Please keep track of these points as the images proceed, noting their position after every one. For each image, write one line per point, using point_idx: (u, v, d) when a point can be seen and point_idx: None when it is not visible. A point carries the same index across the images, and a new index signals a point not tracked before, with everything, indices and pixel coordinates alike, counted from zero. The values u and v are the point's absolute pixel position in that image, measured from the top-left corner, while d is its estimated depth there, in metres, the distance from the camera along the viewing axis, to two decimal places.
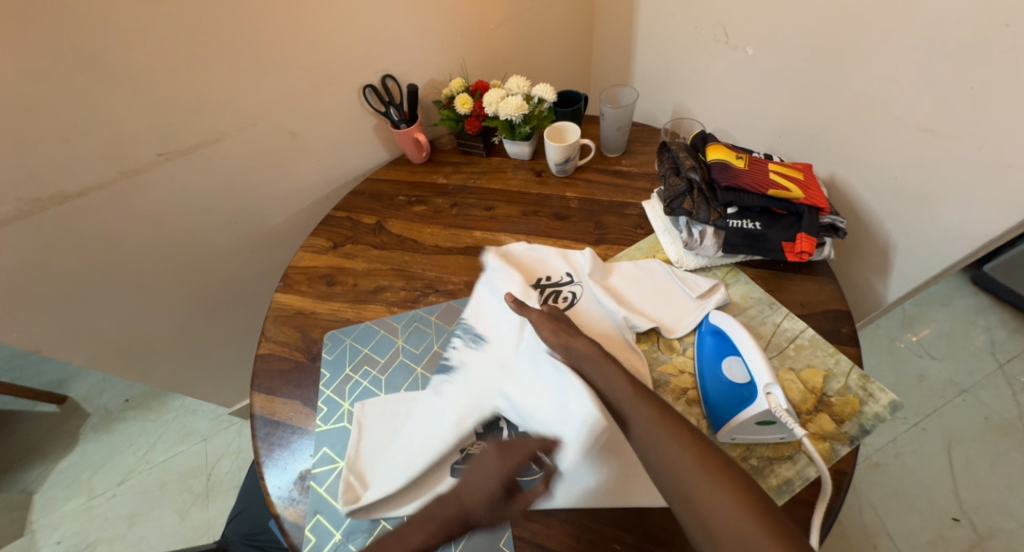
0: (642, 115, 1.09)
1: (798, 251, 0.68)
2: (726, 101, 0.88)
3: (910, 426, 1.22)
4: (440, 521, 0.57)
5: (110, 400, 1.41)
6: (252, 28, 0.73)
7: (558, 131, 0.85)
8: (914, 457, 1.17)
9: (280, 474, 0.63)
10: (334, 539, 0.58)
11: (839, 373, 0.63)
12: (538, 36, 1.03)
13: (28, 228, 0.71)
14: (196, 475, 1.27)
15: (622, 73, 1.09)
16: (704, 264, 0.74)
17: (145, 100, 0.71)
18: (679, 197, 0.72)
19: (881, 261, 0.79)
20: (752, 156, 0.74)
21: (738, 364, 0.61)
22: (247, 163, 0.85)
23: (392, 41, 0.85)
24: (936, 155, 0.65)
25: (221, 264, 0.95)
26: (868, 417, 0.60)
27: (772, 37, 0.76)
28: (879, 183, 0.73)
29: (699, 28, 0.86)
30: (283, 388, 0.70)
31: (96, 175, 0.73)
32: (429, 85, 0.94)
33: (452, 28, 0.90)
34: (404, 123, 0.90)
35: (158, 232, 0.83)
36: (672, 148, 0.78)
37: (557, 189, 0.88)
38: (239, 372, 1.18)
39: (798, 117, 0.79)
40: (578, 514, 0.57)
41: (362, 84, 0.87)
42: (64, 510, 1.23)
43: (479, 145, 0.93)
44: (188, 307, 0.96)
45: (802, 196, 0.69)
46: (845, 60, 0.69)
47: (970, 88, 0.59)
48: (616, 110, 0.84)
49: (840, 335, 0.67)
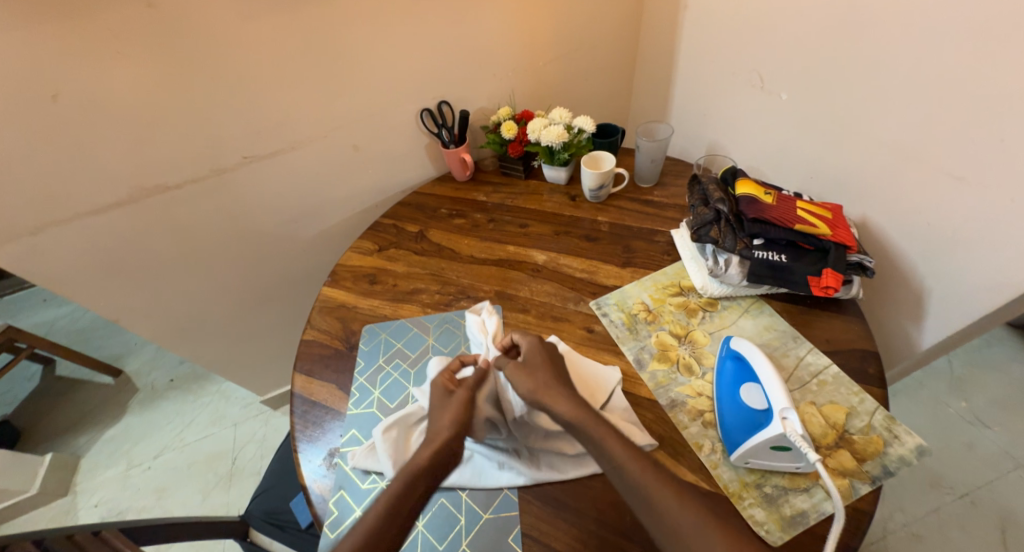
0: (678, 151, 1.13)
1: (823, 287, 0.68)
2: (758, 141, 0.92)
3: (957, 496, 1.17)
4: (454, 510, 0.61)
5: (158, 378, 1.55)
6: (331, 55, 0.82)
7: (595, 159, 0.91)
8: (959, 530, 1.13)
9: (313, 449, 0.68)
10: (354, 514, 0.62)
11: (863, 412, 0.63)
12: (583, 74, 1.10)
13: (131, 212, 0.82)
14: (222, 458, 1.37)
15: (660, 110, 1.15)
16: (729, 293, 0.75)
17: (242, 111, 0.81)
18: (706, 225, 0.74)
19: (915, 308, 0.78)
20: (780, 193, 0.75)
21: (755, 391, 0.61)
22: (312, 170, 0.95)
23: (450, 72, 0.95)
24: (966, 206, 0.66)
25: (277, 259, 1.05)
26: (892, 459, 0.59)
27: (807, 83, 0.79)
28: (911, 229, 0.74)
29: (736, 73, 0.91)
30: (321, 372, 0.77)
31: (191, 171, 0.83)
32: (479, 112, 1.03)
33: (505, 62, 0.99)
34: (453, 144, 0.99)
35: (230, 225, 0.93)
36: (703, 181, 0.80)
37: (589, 213, 0.92)
38: (279, 361, 1.27)
39: (828, 160, 0.81)
40: (586, 519, 0.58)
41: (420, 108, 0.97)
42: (105, 476, 1.35)
43: (518, 168, 1.00)
44: (246, 294, 1.06)
45: (829, 233, 0.69)
46: (875, 109, 0.72)
47: (1001, 141, 0.60)
48: (652, 143, 0.88)
49: (866, 375, 0.66)
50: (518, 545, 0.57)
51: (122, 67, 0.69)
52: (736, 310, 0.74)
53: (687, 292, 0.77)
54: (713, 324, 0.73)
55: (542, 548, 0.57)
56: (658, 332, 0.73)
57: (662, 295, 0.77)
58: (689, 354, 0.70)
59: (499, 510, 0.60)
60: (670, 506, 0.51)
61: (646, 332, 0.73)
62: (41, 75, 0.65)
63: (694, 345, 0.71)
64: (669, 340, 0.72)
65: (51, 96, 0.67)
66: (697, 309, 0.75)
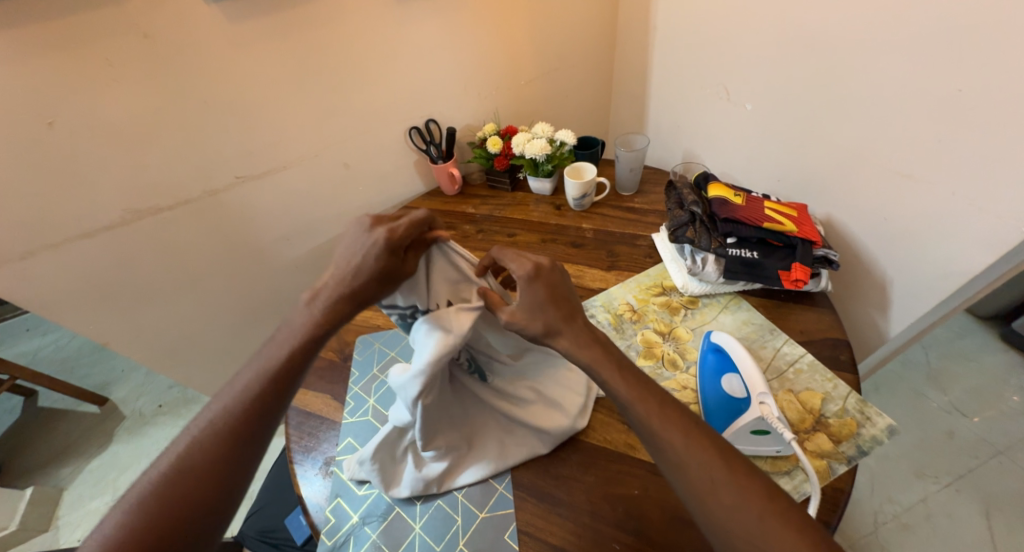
0: (656, 161, 1.19)
1: (793, 280, 0.73)
2: (730, 149, 0.98)
3: (942, 486, 1.21)
4: (451, 511, 0.62)
5: (145, 405, 1.52)
6: (321, 79, 0.86)
7: (577, 169, 0.95)
8: (948, 519, 1.17)
9: (309, 460, 0.69)
10: (351, 521, 0.63)
11: (837, 397, 0.66)
12: (563, 91, 1.16)
13: (124, 234, 0.84)
14: None
15: (637, 123, 1.21)
16: (708, 290, 0.79)
17: (235, 133, 0.84)
18: (682, 227, 0.78)
19: (882, 299, 0.83)
20: (750, 195, 0.80)
21: (736, 381, 0.66)
22: (303, 188, 0.98)
23: (435, 92, 0.99)
24: (915, 201, 0.72)
25: (269, 276, 1.06)
26: (866, 439, 0.62)
27: (767, 95, 0.86)
28: (871, 226, 0.79)
29: (704, 87, 0.97)
30: (317, 383, 0.78)
31: (185, 192, 0.86)
32: (464, 129, 1.08)
33: (487, 82, 1.04)
34: (441, 159, 1.03)
35: (222, 243, 0.95)
36: (678, 187, 0.85)
37: (574, 221, 0.96)
38: None
39: (793, 165, 0.87)
40: (580, 513, 0.60)
41: (408, 126, 1.01)
42: (91, 507, 1.32)
43: (505, 181, 1.04)
44: (238, 313, 1.07)
45: (796, 230, 0.74)
46: (829, 115, 0.78)
47: (938, 142, 0.66)
48: (630, 153, 0.93)
49: (838, 361, 0.70)
50: (514, 542, 0.59)
51: (118, 94, 0.72)
52: (716, 306, 0.78)
53: (669, 292, 0.81)
54: (695, 321, 0.77)
55: (538, 542, 0.59)
56: (643, 330, 0.76)
57: (646, 295, 0.81)
58: (673, 350, 0.74)
59: (495, 509, 0.62)
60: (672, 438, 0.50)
61: (632, 331, 0.76)
62: (40, 102, 0.67)
63: (677, 341, 0.75)
64: (654, 338, 0.75)
65: (47, 123, 0.69)
66: (679, 307, 0.79)
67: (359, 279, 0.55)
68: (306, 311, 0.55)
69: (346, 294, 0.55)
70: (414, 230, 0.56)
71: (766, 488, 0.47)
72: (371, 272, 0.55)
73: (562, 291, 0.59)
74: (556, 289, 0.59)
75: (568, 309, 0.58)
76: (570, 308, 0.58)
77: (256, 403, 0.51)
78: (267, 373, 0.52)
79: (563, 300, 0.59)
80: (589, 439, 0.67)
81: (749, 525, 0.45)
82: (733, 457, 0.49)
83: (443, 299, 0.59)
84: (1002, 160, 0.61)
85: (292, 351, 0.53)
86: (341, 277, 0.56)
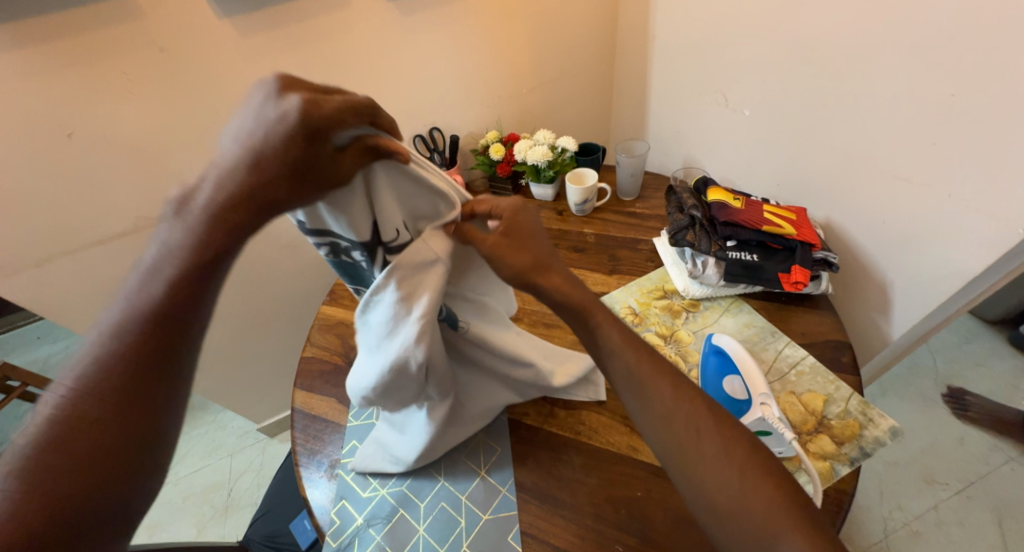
0: (657, 167, 1.20)
1: (793, 282, 0.73)
2: (730, 155, 0.99)
3: (952, 492, 1.20)
4: (454, 512, 0.63)
5: None
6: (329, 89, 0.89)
7: (578, 175, 0.97)
8: (960, 526, 1.15)
9: (313, 462, 0.70)
10: (355, 522, 0.63)
11: (839, 399, 0.66)
12: (564, 99, 1.18)
13: (136, 241, 0.85)
14: (217, 489, 1.37)
15: (638, 130, 1.23)
16: (709, 293, 0.80)
17: None
18: (683, 230, 0.80)
19: (884, 302, 0.84)
20: (749, 199, 0.81)
21: (737, 382, 0.66)
22: None
23: (439, 102, 1.01)
24: (913, 204, 0.72)
25: (276, 282, 1.08)
26: (868, 440, 0.62)
27: (765, 101, 0.87)
28: (870, 229, 0.80)
29: (703, 95, 0.99)
30: (322, 387, 0.79)
31: None
32: (467, 136, 1.10)
33: (490, 91, 1.06)
34: (445, 166, 1.04)
35: None
36: (678, 191, 0.86)
37: (576, 226, 0.97)
38: (278, 386, 1.29)
39: (793, 170, 0.88)
40: (583, 514, 0.61)
41: (412, 135, 1.03)
42: None
43: (507, 187, 1.06)
44: (245, 319, 1.09)
45: (794, 233, 0.75)
46: (826, 120, 0.79)
47: (934, 145, 0.67)
48: (630, 159, 0.95)
49: (840, 363, 0.70)
50: (517, 543, 0.59)
51: (133, 105, 0.74)
52: (718, 309, 0.79)
53: (671, 295, 0.82)
54: (696, 324, 0.77)
55: (542, 544, 0.59)
56: (645, 333, 0.77)
57: (647, 299, 0.82)
58: (675, 352, 0.74)
59: (497, 511, 0.62)
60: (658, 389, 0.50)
61: None
62: (58, 114, 0.70)
63: (679, 344, 0.75)
64: (656, 340, 0.76)
65: (66, 134, 0.72)
66: (681, 310, 0.79)
67: (264, 166, 0.43)
68: (191, 222, 0.42)
69: (242, 185, 0.43)
70: (349, 115, 0.45)
71: (749, 443, 0.48)
72: (280, 160, 0.43)
73: (537, 236, 0.57)
74: (531, 233, 0.56)
75: (543, 258, 0.56)
76: (545, 253, 0.57)
77: (139, 344, 0.39)
78: (144, 310, 0.40)
79: (538, 245, 0.56)
80: (592, 442, 0.67)
81: (727, 480, 0.46)
82: (718, 415, 0.50)
83: (390, 221, 0.50)
84: (998, 162, 0.62)
85: (177, 274, 0.41)
86: (237, 160, 0.43)
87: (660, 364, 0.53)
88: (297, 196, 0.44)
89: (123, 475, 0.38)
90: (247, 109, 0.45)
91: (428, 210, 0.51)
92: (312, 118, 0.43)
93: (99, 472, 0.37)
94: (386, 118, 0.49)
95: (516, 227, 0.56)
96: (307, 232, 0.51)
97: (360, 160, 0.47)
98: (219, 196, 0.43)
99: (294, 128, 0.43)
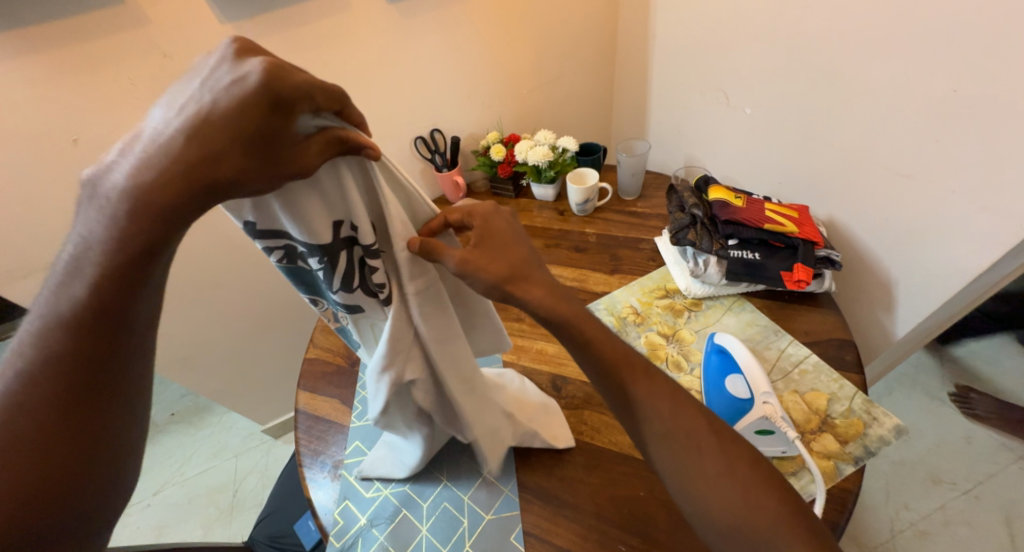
0: (658, 166, 1.20)
1: (796, 280, 0.73)
2: (731, 153, 0.98)
3: (960, 492, 1.19)
4: (457, 512, 0.63)
5: (157, 412, 1.54)
6: None
7: (579, 175, 0.97)
8: (968, 526, 1.14)
9: (317, 463, 0.70)
10: (359, 522, 0.63)
11: (843, 397, 0.66)
12: (565, 99, 1.18)
13: None
14: (223, 491, 1.38)
15: (639, 130, 1.22)
16: (711, 292, 0.79)
17: None
18: (684, 229, 0.79)
19: (888, 300, 0.83)
20: (750, 197, 0.81)
21: (740, 381, 0.65)
22: None
23: (440, 103, 1.02)
24: (916, 201, 0.72)
25: (279, 283, 1.08)
26: (873, 439, 0.61)
27: (767, 99, 0.87)
28: (874, 227, 0.79)
29: (704, 93, 0.98)
30: (325, 388, 0.80)
31: None
32: (468, 137, 1.10)
33: (491, 92, 1.06)
34: (446, 168, 1.05)
35: (234, 252, 0.98)
36: (679, 190, 0.86)
37: (577, 226, 0.97)
38: (282, 387, 1.29)
39: (794, 167, 0.88)
40: (586, 514, 0.61)
41: (413, 136, 1.03)
42: None
43: (508, 188, 1.06)
44: (249, 321, 1.10)
45: (797, 231, 0.75)
46: (828, 118, 0.79)
47: (937, 142, 0.67)
48: (631, 158, 0.94)
49: (843, 362, 0.70)
50: (520, 543, 0.59)
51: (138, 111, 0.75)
52: (720, 308, 0.79)
53: (672, 294, 0.81)
54: (698, 323, 0.77)
55: (544, 544, 0.59)
56: (647, 333, 0.77)
57: (649, 298, 0.82)
58: (676, 352, 0.74)
59: (500, 511, 0.62)
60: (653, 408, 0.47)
61: (636, 334, 0.77)
62: (64, 120, 0.71)
63: (681, 343, 0.75)
64: (658, 340, 0.76)
65: (72, 140, 0.72)
66: (683, 309, 0.79)
67: (207, 140, 0.34)
68: (106, 206, 0.34)
69: (174, 159, 0.33)
70: (318, 97, 0.37)
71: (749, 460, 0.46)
72: (233, 131, 0.34)
73: (515, 234, 0.51)
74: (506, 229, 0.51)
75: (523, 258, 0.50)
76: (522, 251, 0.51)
77: (60, 352, 0.34)
78: (64, 313, 0.34)
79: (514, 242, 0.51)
80: (594, 442, 0.67)
81: (732, 498, 0.44)
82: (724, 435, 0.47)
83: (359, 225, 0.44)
84: (1002, 158, 0.61)
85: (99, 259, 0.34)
86: (167, 135, 0.34)
87: (661, 383, 0.49)
88: (253, 176, 0.35)
89: (77, 483, 0.35)
90: (190, 75, 0.36)
91: (406, 207, 0.47)
92: (276, 91, 0.34)
93: (47, 486, 0.33)
94: (357, 110, 0.41)
95: (490, 224, 0.50)
96: (254, 234, 0.44)
97: (329, 152, 0.39)
98: (147, 176, 0.33)
99: (250, 96, 0.34)
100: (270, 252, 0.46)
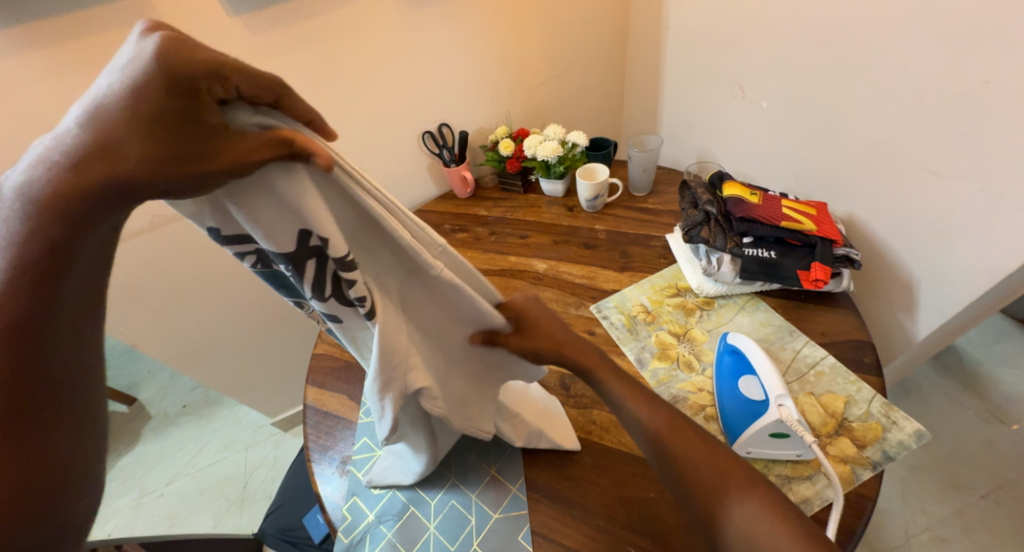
0: (670, 161, 1.18)
1: (813, 280, 0.71)
2: (745, 148, 0.96)
3: (979, 497, 1.16)
4: (464, 511, 0.62)
5: (170, 405, 1.57)
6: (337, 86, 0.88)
7: (589, 170, 0.95)
8: (987, 532, 1.11)
9: (326, 458, 0.70)
10: (367, 519, 0.63)
11: (861, 401, 0.64)
12: (575, 93, 1.16)
13: (152, 239, 0.86)
14: (234, 482, 1.39)
15: (651, 125, 1.20)
16: (724, 291, 0.77)
17: None
18: (697, 227, 0.77)
19: (908, 300, 0.80)
20: (766, 194, 0.79)
21: (754, 383, 0.64)
22: None
23: (448, 97, 1.00)
24: (941, 198, 0.69)
25: None
26: (892, 444, 0.59)
27: (784, 92, 0.84)
28: (895, 224, 0.77)
29: (719, 87, 0.96)
30: (333, 384, 0.79)
31: None
32: (477, 132, 1.09)
33: (499, 86, 1.05)
34: (454, 163, 1.04)
35: None
36: (692, 186, 0.84)
37: (587, 222, 0.96)
38: (291, 381, 1.30)
39: (812, 163, 0.85)
40: (594, 515, 0.59)
41: (421, 131, 1.02)
42: (117, 505, 1.35)
43: (517, 183, 1.05)
44: (258, 316, 1.10)
45: (815, 228, 0.72)
46: (849, 111, 0.76)
47: (965, 135, 0.64)
48: (642, 154, 0.92)
49: (861, 364, 0.68)
50: (528, 543, 0.58)
51: None
52: (733, 308, 0.77)
53: (684, 292, 0.80)
54: (711, 323, 0.75)
55: (551, 544, 0.57)
56: (657, 332, 0.75)
57: (660, 296, 0.80)
58: (688, 352, 0.72)
59: (508, 510, 0.61)
60: (682, 453, 0.47)
61: (646, 333, 0.75)
62: (73, 114, 0.70)
63: (693, 343, 0.73)
64: (668, 339, 0.74)
65: None
66: (694, 308, 0.77)
67: (107, 134, 0.29)
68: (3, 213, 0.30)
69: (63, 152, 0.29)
70: (233, 78, 0.32)
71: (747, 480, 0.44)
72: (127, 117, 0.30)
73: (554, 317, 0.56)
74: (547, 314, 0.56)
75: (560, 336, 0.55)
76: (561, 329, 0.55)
77: None
78: None
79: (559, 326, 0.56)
80: (603, 442, 0.65)
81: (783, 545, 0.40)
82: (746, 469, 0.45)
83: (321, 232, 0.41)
84: None
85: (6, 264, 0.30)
86: (68, 132, 0.30)
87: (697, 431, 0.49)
88: (168, 170, 0.31)
89: (49, 497, 0.32)
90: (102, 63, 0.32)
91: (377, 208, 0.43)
92: (179, 74, 0.30)
93: (5, 512, 0.30)
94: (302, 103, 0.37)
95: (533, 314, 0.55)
96: (222, 240, 0.43)
97: (272, 151, 0.34)
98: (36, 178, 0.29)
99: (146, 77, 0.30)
100: (242, 260, 0.45)
